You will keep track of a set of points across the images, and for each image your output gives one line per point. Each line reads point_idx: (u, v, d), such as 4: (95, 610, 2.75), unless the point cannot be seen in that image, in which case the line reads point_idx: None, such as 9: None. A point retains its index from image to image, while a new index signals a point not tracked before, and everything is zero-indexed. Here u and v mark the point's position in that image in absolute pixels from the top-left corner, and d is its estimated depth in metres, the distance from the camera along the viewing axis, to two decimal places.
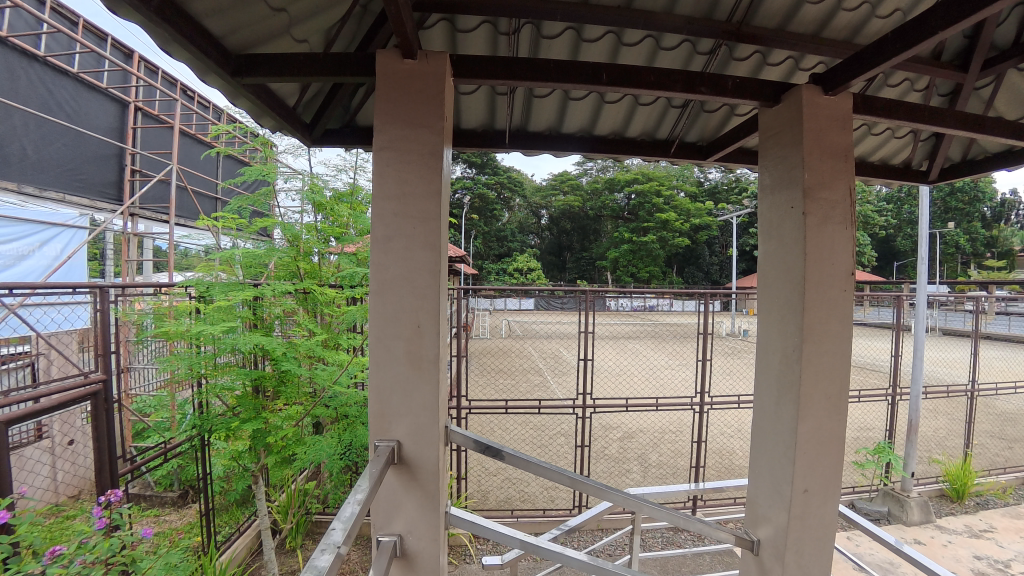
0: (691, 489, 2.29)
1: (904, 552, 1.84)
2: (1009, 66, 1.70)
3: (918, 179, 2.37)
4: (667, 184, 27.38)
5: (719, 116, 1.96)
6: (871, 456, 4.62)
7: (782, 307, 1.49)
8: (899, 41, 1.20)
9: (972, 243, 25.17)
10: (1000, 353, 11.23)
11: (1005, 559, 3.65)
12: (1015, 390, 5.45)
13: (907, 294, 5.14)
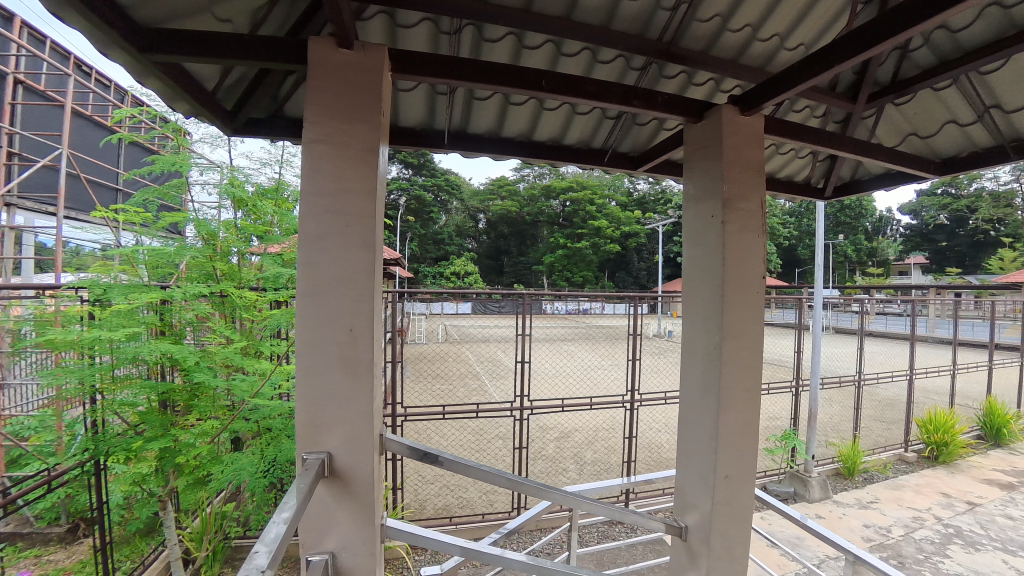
0: (623, 484, 2.39)
1: (808, 525, 2.05)
2: (889, 100, 1.97)
3: (815, 195, 2.68)
4: (600, 192, 28.65)
5: (648, 130, 2.08)
6: (779, 442, 5.11)
7: (704, 308, 1.60)
8: (802, 71, 1.34)
9: (858, 253, 28.82)
10: (880, 348, 12.94)
11: (887, 527, 4.20)
12: (891, 379, 6.29)
13: (807, 297, 5.74)
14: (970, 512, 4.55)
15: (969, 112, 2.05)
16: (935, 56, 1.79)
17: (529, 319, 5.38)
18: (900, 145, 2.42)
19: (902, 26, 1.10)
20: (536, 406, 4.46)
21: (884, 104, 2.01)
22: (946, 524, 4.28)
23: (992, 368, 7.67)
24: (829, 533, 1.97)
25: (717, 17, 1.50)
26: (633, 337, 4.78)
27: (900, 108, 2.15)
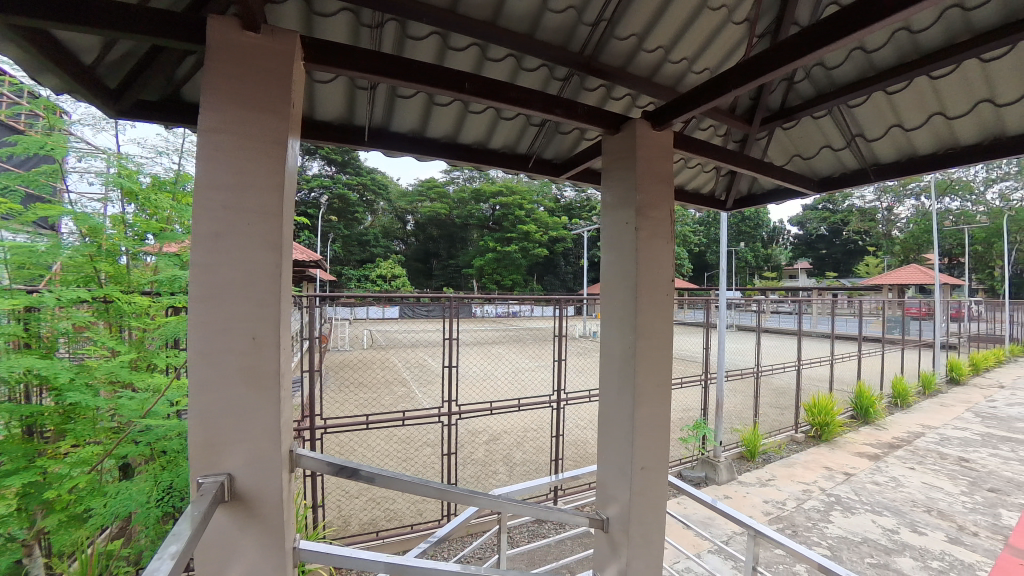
0: (552, 481, 2.44)
1: (717, 506, 2.23)
2: (778, 125, 2.23)
3: (718, 207, 2.95)
4: (529, 198, 29.28)
5: (571, 139, 2.16)
6: (691, 432, 5.56)
7: (621, 310, 1.69)
8: (706, 93, 1.47)
9: (754, 259, 32.33)
10: (774, 343, 14.59)
11: (782, 500, 4.73)
12: (783, 370, 7.09)
13: (713, 298, 6.31)
14: (847, 481, 5.30)
15: (839, 138, 2.38)
16: (814, 89, 2.06)
17: (457, 323, 5.32)
18: (787, 164, 2.74)
19: (787, 58, 1.25)
20: (464, 410, 4.42)
21: (774, 127, 2.27)
22: (828, 493, 4.94)
23: (858, 357, 8.98)
24: (733, 512, 2.17)
25: (633, 36, 1.60)
26: (558, 338, 4.92)
27: (786, 132, 2.44)
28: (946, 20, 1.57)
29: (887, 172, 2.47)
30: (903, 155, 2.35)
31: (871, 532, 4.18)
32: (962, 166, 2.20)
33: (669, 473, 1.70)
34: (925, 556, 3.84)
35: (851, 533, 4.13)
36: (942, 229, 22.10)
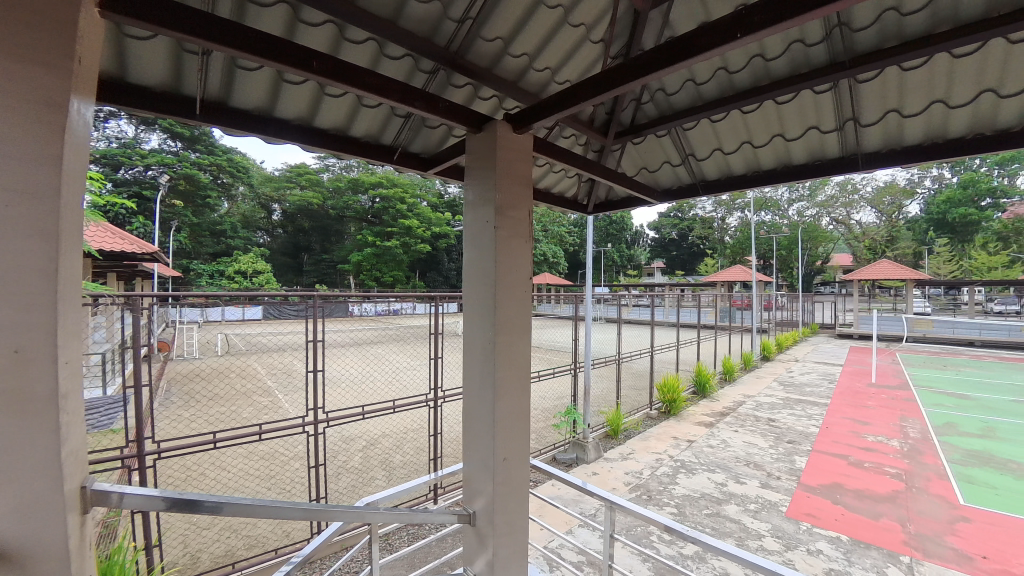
0: (430, 480, 2.40)
1: (587, 487, 2.41)
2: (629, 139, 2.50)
3: (580, 210, 3.20)
4: (412, 191, 28.49)
5: (438, 135, 2.15)
6: (564, 418, 5.97)
7: (481, 306, 1.73)
8: (561, 102, 1.57)
9: (620, 258, 36.05)
10: (634, 333, 16.45)
11: (639, 470, 5.37)
12: (640, 356, 8.01)
13: (581, 293, 6.83)
14: (689, 447, 6.22)
15: (677, 156, 2.78)
16: (656, 110, 2.36)
17: (323, 322, 4.88)
18: (637, 175, 3.09)
19: (629, 76, 1.41)
20: (333, 417, 4.11)
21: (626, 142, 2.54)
22: (675, 459, 5.75)
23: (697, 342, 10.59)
24: (600, 491, 2.36)
25: (499, 40, 1.63)
26: (434, 335, 4.84)
27: (636, 147, 2.76)
28: (752, 66, 1.94)
29: (711, 187, 2.97)
30: (722, 175, 2.86)
31: (708, 487, 4.98)
32: (763, 186, 2.76)
33: (529, 461, 1.79)
34: (743, 501, 4.71)
35: (693, 491, 4.87)
36: (756, 235, 27.22)
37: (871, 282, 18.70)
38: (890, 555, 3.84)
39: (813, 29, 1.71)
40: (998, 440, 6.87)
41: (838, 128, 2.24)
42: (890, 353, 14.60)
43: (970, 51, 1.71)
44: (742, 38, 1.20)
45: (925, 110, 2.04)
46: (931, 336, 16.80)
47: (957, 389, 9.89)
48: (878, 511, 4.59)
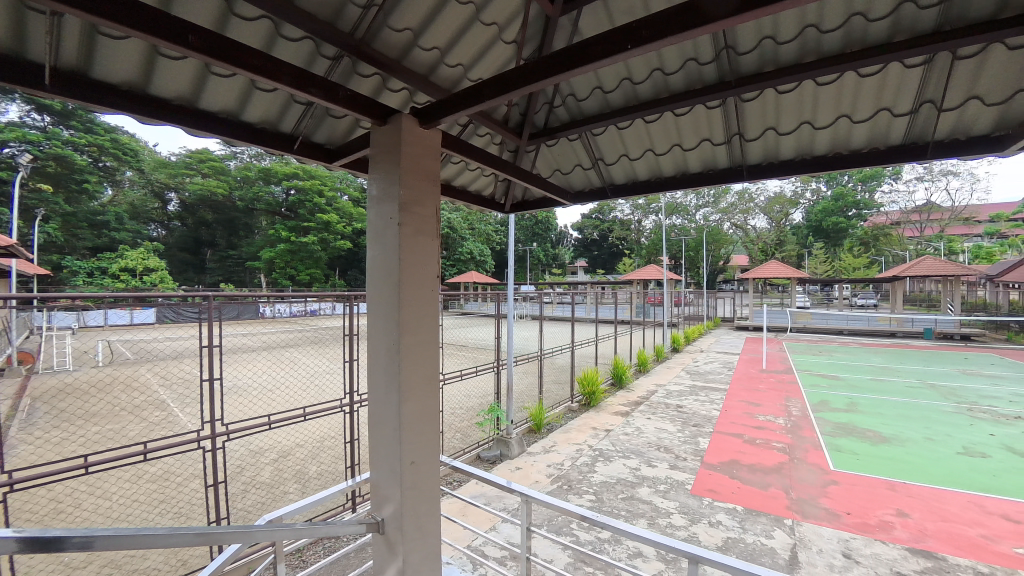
0: (346, 488, 2.27)
1: (514, 487, 2.41)
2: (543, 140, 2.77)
3: (498, 210, 3.38)
4: (332, 184, 26.94)
5: (344, 124, 2.10)
6: (488, 415, 6.01)
7: (385, 305, 1.69)
8: (467, 98, 1.61)
9: (545, 256, 37.14)
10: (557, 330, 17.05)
11: (561, 462, 5.57)
12: (562, 351, 8.29)
13: (504, 291, 6.90)
14: (607, 436, 6.58)
15: (588, 160, 3.08)
16: (567, 115, 2.66)
17: (221, 325, 4.41)
18: (551, 176, 3.38)
19: (536, 78, 1.48)
20: (233, 429, 3.76)
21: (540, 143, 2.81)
22: (594, 448, 6.04)
23: (614, 337, 11.20)
24: (526, 489, 2.36)
25: (408, 31, 1.60)
26: (350, 337, 4.60)
27: (550, 149, 3.02)
28: (653, 79, 2.29)
29: (618, 190, 3.34)
30: (627, 179, 3.23)
31: (624, 472, 5.30)
32: (665, 190, 3.15)
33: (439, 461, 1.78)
34: (655, 483, 5.07)
35: (610, 477, 5.15)
36: (668, 236, 29.49)
37: (762, 280, 21.09)
38: (775, 520, 4.36)
39: (703, 51, 2.06)
40: (857, 413, 8.09)
41: (726, 141, 2.64)
42: (777, 342, 16.58)
43: (829, 81, 2.13)
44: (633, 50, 1.32)
45: (796, 129, 2.47)
46: (809, 326, 19.32)
47: (828, 371, 11.48)
48: (767, 482, 5.19)
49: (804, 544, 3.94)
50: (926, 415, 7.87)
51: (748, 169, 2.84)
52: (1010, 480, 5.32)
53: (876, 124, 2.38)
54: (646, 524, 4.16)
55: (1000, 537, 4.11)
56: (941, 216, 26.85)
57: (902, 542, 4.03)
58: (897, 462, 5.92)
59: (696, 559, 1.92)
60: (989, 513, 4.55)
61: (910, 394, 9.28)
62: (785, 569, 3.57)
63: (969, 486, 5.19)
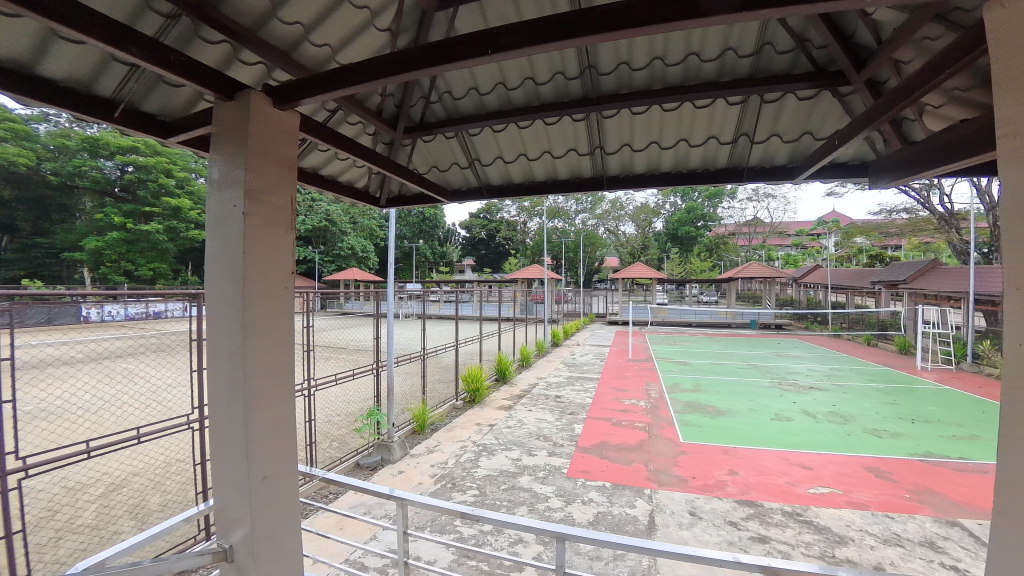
0: (199, 513, 1.98)
1: (395, 494, 2.33)
2: (419, 135, 2.82)
3: (371, 202, 3.54)
4: (182, 164, 23.09)
5: (185, 95, 1.85)
6: (367, 420, 5.74)
7: (227, 305, 1.60)
8: (328, 83, 1.61)
9: (433, 254, 36.66)
10: (443, 329, 16.96)
11: (444, 460, 5.59)
12: (446, 349, 8.28)
13: (383, 289, 6.64)
14: (490, 431, 6.77)
15: (464, 159, 3.21)
16: (443, 112, 2.74)
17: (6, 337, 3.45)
18: (428, 173, 3.43)
19: (405, 69, 1.52)
20: (29, 464, 2.99)
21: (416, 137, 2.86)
22: (477, 444, 6.17)
23: (498, 334, 11.51)
24: (407, 495, 2.30)
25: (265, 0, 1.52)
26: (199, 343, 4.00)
27: (427, 144, 3.07)
28: (526, 87, 2.46)
29: (494, 190, 3.51)
30: (502, 181, 3.43)
31: (505, 464, 5.51)
32: (538, 194, 3.39)
33: (298, 471, 1.74)
34: (534, 470, 5.37)
35: (492, 470, 5.32)
36: (551, 238, 31.26)
37: (631, 280, 23.59)
38: (637, 491, 4.93)
39: (570, 67, 2.29)
40: (701, 392, 9.54)
41: (589, 152, 2.96)
42: (641, 334, 18.70)
43: (672, 108, 2.50)
44: (493, 55, 1.44)
45: (646, 148, 2.86)
46: (666, 320, 22.16)
47: (679, 358, 13.33)
48: (631, 458, 5.86)
49: (660, 508, 4.53)
50: (749, 390, 9.61)
51: (608, 179, 3.20)
52: (804, 436, 6.80)
53: (707, 149, 2.85)
54: (527, 511, 4.38)
55: (798, 482, 5.22)
56: (763, 228, 32.92)
57: (732, 495, 4.87)
58: (729, 430, 7.14)
59: (564, 537, 2.08)
60: (791, 464, 5.75)
61: (738, 373, 11.24)
62: (644, 532, 4.06)
63: (777, 443, 6.49)
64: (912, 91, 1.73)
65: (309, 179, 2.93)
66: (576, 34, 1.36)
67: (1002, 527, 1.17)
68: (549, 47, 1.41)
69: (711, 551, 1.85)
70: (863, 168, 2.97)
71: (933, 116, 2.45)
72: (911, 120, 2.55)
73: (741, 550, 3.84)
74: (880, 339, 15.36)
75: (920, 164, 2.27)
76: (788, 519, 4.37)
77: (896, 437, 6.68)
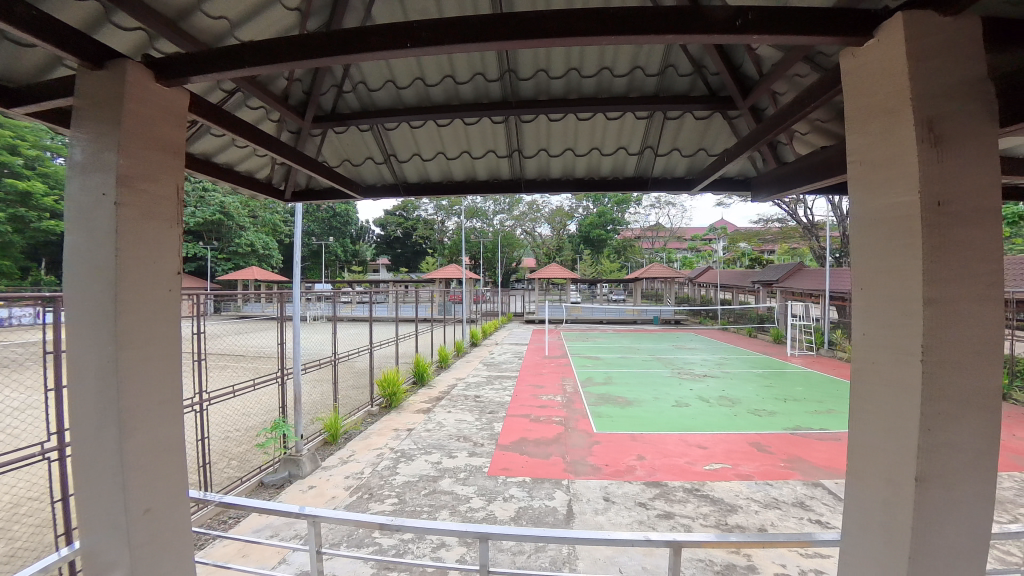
0: (68, 556, 1.67)
1: (306, 512, 2.16)
2: (330, 125, 2.65)
3: (276, 195, 3.27)
4: (34, 140, 18.95)
5: (34, 58, 1.55)
6: (271, 434, 5.23)
7: (93, 312, 1.37)
8: (225, 60, 1.47)
9: (345, 253, 34.64)
10: (357, 332, 16.10)
11: (360, 470, 5.30)
12: (359, 353, 7.85)
13: (288, 289, 6.10)
14: (408, 435, 6.56)
15: (379, 154, 3.08)
16: (358, 102, 2.60)
17: None
18: (338, 167, 3.23)
19: (316, 55, 1.45)
20: None
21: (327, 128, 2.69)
22: (395, 450, 5.95)
23: (415, 335, 11.20)
24: (318, 512, 2.13)
25: None
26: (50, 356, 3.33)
27: (339, 136, 2.90)
28: (446, 84, 2.43)
29: (411, 188, 3.41)
30: (420, 179, 3.36)
31: (425, 468, 5.38)
32: (456, 193, 3.37)
33: (187, 499, 1.55)
34: (454, 472, 5.32)
35: (412, 476, 5.16)
36: (469, 238, 31.21)
37: (547, 280, 24.42)
38: (556, 483, 5.12)
39: (490, 68, 2.31)
40: (611, 384, 10.19)
41: (508, 155, 3.01)
42: (557, 332, 19.46)
43: (586, 117, 2.65)
44: (411, 48, 1.44)
45: (562, 153, 3.00)
46: (580, 318, 23.32)
47: (592, 353, 14.11)
48: (548, 451, 6.07)
49: (577, 497, 4.75)
50: (653, 381, 10.46)
51: (525, 182, 3.30)
52: (699, 419, 7.59)
53: (617, 158, 3.06)
54: (449, 514, 4.32)
55: (696, 461, 5.80)
56: (664, 233, 36.06)
57: (641, 478, 5.27)
58: (636, 418, 7.72)
59: (486, 536, 2.08)
60: (689, 445, 6.38)
61: (643, 365, 12.19)
62: (563, 522, 4.23)
63: (677, 427, 7.15)
64: (784, 120, 2.01)
65: (200, 166, 2.61)
66: (494, 38, 1.40)
67: (855, 484, 1.44)
68: (468, 48, 1.45)
69: (622, 533, 1.98)
70: (745, 183, 3.40)
71: (802, 141, 2.87)
72: (783, 144, 2.97)
73: (649, 528, 4.16)
74: (758, 331, 17.66)
75: (792, 181, 2.66)
76: (689, 495, 4.84)
77: (772, 415, 7.73)
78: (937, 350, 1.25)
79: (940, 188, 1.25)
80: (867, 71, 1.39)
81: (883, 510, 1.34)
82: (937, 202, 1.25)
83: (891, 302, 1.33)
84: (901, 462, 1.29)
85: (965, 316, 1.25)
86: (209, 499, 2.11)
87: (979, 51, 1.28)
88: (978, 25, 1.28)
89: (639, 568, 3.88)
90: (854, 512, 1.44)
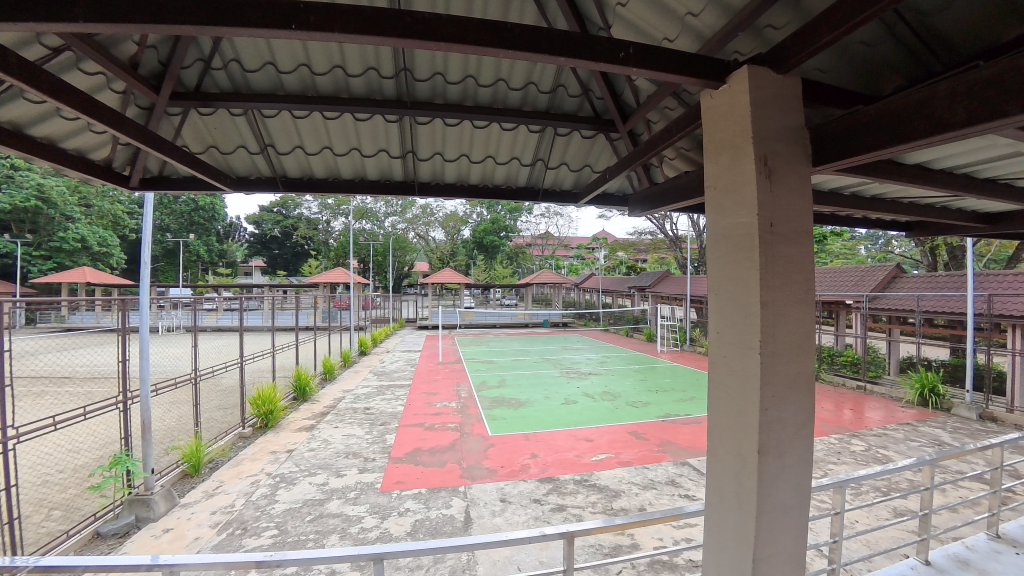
0: None
1: (159, 565, 1.71)
2: (192, 105, 2.29)
3: (118, 181, 2.73)
4: None
5: None
6: (108, 472, 4.26)
7: None
8: (44, 9, 1.21)
9: (207, 252, 30.16)
10: (225, 344, 14.08)
11: (230, 503, 4.62)
12: (227, 368, 6.80)
13: (134, 296, 5.04)
14: (289, 457, 5.91)
15: (254, 143, 2.74)
16: (229, 82, 2.29)
17: None
18: (202, 154, 2.80)
19: (176, 18, 1.26)
20: None
21: (188, 107, 2.32)
22: (273, 476, 5.31)
23: (295, 346, 10.11)
24: (178, 561, 1.73)
25: None
26: None
27: (204, 118, 2.52)
28: (334, 75, 2.27)
29: (292, 183, 3.12)
30: (303, 173, 3.08)
31: (309, 492, 4.90)
32: (345, 192, 3.18)
33: None
34: (344, 492, 4.93)
35: (294, 502, 4.65)
36: (358, 241, 29.47)
37: (442, 285, 24.20)
38: (452, 490, 5.06)
39: (384, 64, 2.22)
40: (505, 386, 10.45)
41: (401, 155, 2.93)
42: (451, 337, 19.34)
43: (481, 126, 2.70)
44: (295, 31, 1.33)
45: (457, 159, 3.01)
46: (474, 323, 23.53)
47: (486, 357, 14.31)
48: (444, 459, 5.98)
49: (474, 502, 4.75)
50: (544, 381, 10.96)
51: (419, 184, 3.23)
52: (586, 414, 8.19)
53: (510, 168, 3.18)
54: (339, 539, 3.98)
55: (584, 453, 6.23)
56: (552, 241, 38.27)
57: (535, 475, 5.49)
58: (529, 417, 8.02)
59: (380, 557, 1.93)
60: (578, 438, 6.85)
61: (534, 367, 12.74)
62: (462, 530, 4.19)
63: (568, 423, 7.62)
64: (656, 146, 2.28)
65: (9, 138, 2.04)
66: (391, 34, 1.37)
67: (714, 460, 1.68)
68: (362, 40, 1.39)
69: (520, 532, 2.02)
70: (623, 199, 3.79)
71: (669, 166, 3.31)
72: (654, 167, 3.39)
73: (545, 522, 4.35)
74: (634, 331, 19.73)
75: (661, 200, 3.03)
76: (579, 486, 5.17)
77: (646, 405, 8.68)
78: (771, 345, 1.53)
79: (771, 213, 1.54)
80: (719, 111, 1.67)
81: (735, 481, 1.60)
82: (770, 224, 1.53)
83: (738, 306, 1.60)
84: (748, 438, 1.55)
85: (788, 317, 1.55)
86: (11, 565, 1.54)
87: (798, 106, 1.60)
88: (798, 86, 1.60)
89: (537, 562, 4.03)
90: (717, 485, 1.69)
